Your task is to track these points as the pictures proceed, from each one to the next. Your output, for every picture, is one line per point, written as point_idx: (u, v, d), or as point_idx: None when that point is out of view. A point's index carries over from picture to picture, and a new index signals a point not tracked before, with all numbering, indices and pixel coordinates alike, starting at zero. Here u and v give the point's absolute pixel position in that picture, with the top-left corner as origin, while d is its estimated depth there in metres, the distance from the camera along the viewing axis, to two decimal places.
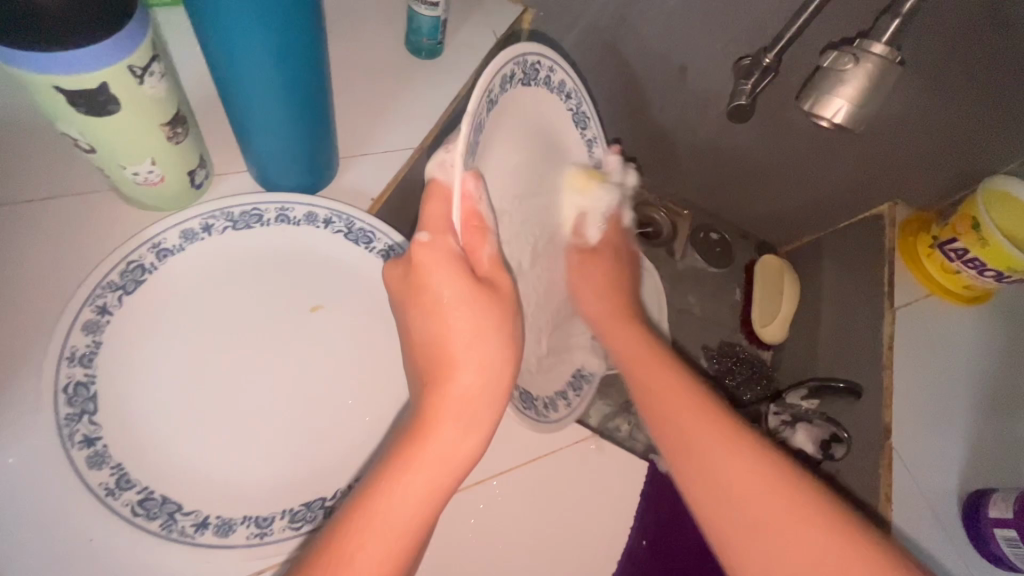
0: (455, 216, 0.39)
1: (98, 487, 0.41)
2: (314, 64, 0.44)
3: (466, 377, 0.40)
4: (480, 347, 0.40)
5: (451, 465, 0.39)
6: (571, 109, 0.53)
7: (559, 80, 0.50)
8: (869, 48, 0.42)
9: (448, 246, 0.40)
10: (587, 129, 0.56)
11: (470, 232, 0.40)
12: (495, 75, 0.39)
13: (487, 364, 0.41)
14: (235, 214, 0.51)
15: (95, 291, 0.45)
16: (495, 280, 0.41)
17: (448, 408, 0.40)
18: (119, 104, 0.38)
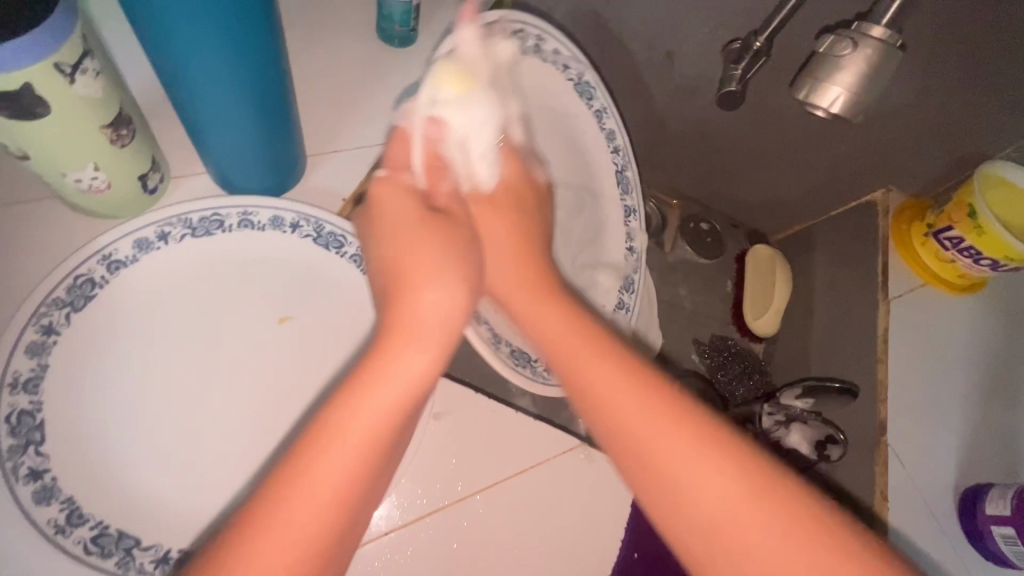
0: (416, 159, 0.43)
1: (47, 525, 0.39)
2: (271, 58, 0.40)
3: (432, 295, 0.40)
4: (441, 274, 0.41)
5: (414, 388, 0.36)
6: (571, 79, 0.55)
7: (553, 48, 0.54)
8: (868, 31, 0.39)
9: (402, 183, 0.42)
10: (594, 98, 0.56)
11: (431, 172, 0.43)
12: (471, 31, 0.44)
13: (450, 288, 0.41)
14: (194, 220, 0.47)
15: (39, 309, 0.42)
16: (449, 208, 0.44)
17: (413, 332, 0.38)
18: (47, 106, 0.34)
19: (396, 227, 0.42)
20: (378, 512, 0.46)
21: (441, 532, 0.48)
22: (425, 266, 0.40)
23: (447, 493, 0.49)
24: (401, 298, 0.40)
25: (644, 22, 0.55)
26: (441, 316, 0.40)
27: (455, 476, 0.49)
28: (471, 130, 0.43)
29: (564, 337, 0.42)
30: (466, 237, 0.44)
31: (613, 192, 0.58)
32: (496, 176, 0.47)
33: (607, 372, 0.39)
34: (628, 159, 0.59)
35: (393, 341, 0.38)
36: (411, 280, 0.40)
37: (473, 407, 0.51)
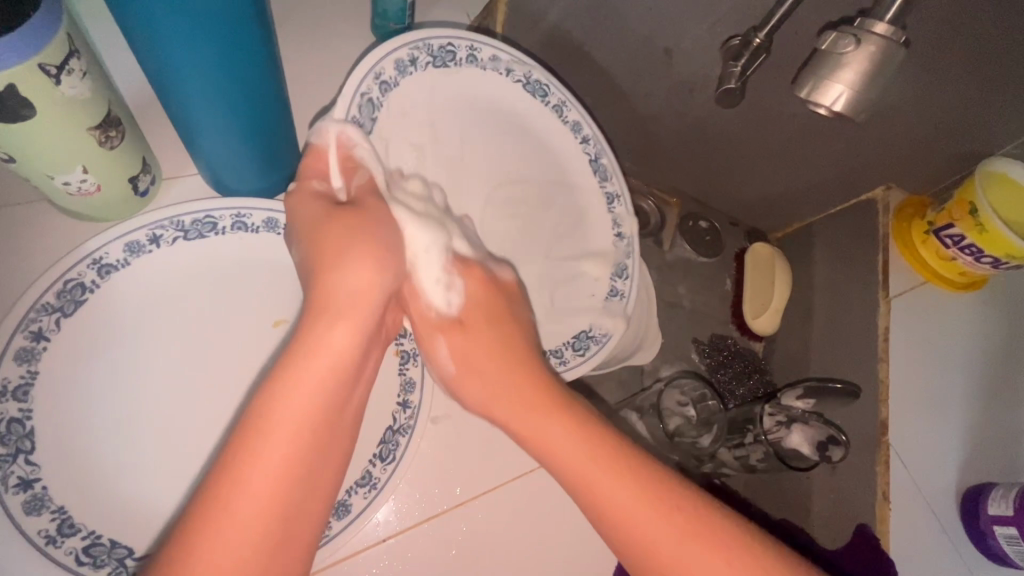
0: (329, 166, 0.44)
1: (38, 536, 0.39)
2: (263, 58, 0.39)
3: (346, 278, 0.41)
4: (350, 254, 0.41)
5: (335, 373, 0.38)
6: (521, 79, 0.54)
7: (490, 56, 0.52)
8: (870, 28, 0.39)
9: (310, 190, 0.43)
10: (549, 95, 0.55)
11: (344, 173, 0.44)
12: (387, 59, 0.46)
13: (363, 264, 0.41)
14: (186, 222, 0.46)
15: (28, 315, 0.41)
16: (362, 199, 0.44)
17: (330, 311, 0.40)
18: (33, 108, 0.33)
19: (305, 223, 0.42)
20: (377, 517, 0.46)
21: (441, 538, 0.47)
22: (332, 250, 0.41)
23: (446, 497, 0.48)
24: (318, 281, 0.41)
25: (640, 20, 0.54)
26: (357, 295, 0.41)
27: (455, 480, 0.49)
28: (427, 254, 0.47)
29: (551, 433, 0.41)
30: (380, 217, 0.44)
31: (589, 184, 0.59)
32: (462, 295, 0.48)
33: (598, 468, 0.39)
34: (602, 147, 0.58)
35: (313, 321, 0.39)
36: (328, 262, 0.41)
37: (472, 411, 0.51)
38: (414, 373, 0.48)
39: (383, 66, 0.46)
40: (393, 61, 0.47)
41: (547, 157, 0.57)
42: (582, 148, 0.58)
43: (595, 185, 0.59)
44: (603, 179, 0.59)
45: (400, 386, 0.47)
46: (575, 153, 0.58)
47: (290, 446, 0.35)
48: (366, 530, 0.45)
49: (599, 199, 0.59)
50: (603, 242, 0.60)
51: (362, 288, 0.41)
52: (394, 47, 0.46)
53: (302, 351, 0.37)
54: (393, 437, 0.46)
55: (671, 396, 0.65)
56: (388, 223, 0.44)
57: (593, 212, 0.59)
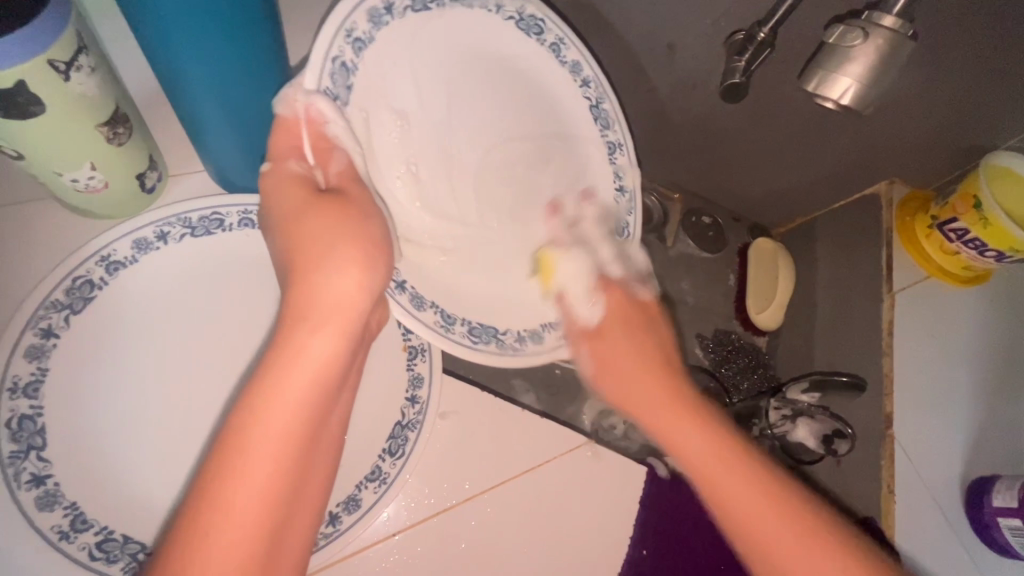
0: (302, 142, 0.41)
1: (51, 531, 0.39)
2: (269, 53, 0.39)
3: (335, 275, 0.39)
4: (336, 253, 0.39)
5: (322, 375, 0.36)
6: (513, 16, 0.46)
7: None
8: (879, 21, 0.39)
9: (288, 171, 0.41)
10: (545, 32, 0.48)
11: (319, 155, 0.41)
12: (358, 11, 0.40)
13: (350, 266, 0.39)
14: (193, 219, 0.46)
15: (38, 312, 0.41)
16: (344, 189, 0.41)
17: (311, 316, 0.38)
18: (43, 104, 0.34)
19: (284, 209, 0.41)
20: (385, 513, 0.46)
21: (450, 532, 0.47)
22: (314, 250, 0.39)
23: (455, 492, 0.48)
24: (300, 284, 0.38)
25: (644, 13, 0.54)
26: (345, 300, 0.39)
27: (463, 476, 0.49)
28: (577, 277, 0.51)
29: (684, 430, 0.44)
30: (368, 210, 0.41)
31: (589, 132, 0.52)
32: (603, 312, 0.51)
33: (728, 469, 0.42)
34: (603, 91, 0.51)
35: (294, 325, 0.37)
36: (310, 263, 0.39)
37: (480, 406, 0.51)
38: (422, 369, 0.47)
39: (355, 20, 0.40)
40: (365, 11, 0.40)
41: (547, 108, 0.50)
42: (583, 93, 0.50)
43: (595, 133, 0.52)
44: (604, 126, 0.52)
45: (408, 381, 0.47)
46: (573, 97, 0.50)
47: (282, 448, 0.34)
48: (374, 526, 0.46)
49: (600, 150, 0.52)
50: (605, 198, 0.53)
51: (349, 292, 0.39)
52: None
53: (279, 356, 0.36)
54: (402, 432, 0.46)
55: None
56: (375, 215, 0.41)
57: (595, 166, 0.53)
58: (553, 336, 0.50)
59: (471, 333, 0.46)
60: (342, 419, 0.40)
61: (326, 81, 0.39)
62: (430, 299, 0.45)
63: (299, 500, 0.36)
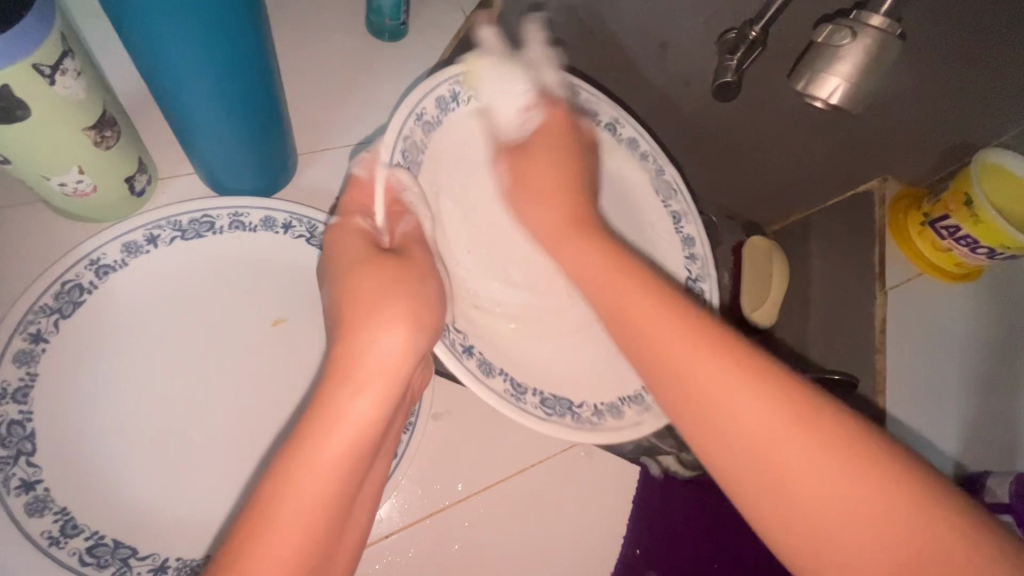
0: (375, 204, 0.45)
1: (41, 537, 0.39)
2: (258, 56, 0.39)
3: (388, 338, 0.39)
4: (383, 310, 0.40)
5: (367, 438, 0.36)
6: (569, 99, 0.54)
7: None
8: (867, 20, 0.39)
9: (356, 227, 0.45)
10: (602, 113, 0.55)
11: (390, 218, 0.46)
12: (428, 99, 0.48)
13: (397, 323, 0.40)
14: (183, 222, 0.46)
15: (27, 316, 0.41)
16: (409, 251, 0.45)
17: (357, 377, 0.37)
18: (27, 108, 0.33)
19: (345, 263, 0.43)
20: (379, 513, 0.46)
21: (442, 533, 0.47)
22: (359, 306, 0.40)
23: (448, 493, 0.48)
24: (348, 339, 0.39)
25: (636, 14, 0.53)
26: (393, 358, 0.39)
27: (455, 476, 0.49)
28: (512, 95, 0.50)
29: (652, 313, 0.38)
30: (426, 272, 0.44)
31: (655, 209, 0.58)
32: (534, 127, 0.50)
33: (709, 352, 0.36)
34: (662, 161, 0.58)
35: (338, 386, 0.37)
36: (361, 318, 0.40)
37: (473, 406, 0.51)
38: None
39: (425, 105, 0.48)
40: (435, 100, 0.49)
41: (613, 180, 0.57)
42: (642, 164, 0.58)
43: (659, 203, 0.58)
44: (667, 197, 0.58)
45: None
46: (631, 167, 0.57)
47: (318, 497, 0.34)
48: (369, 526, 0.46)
49: (665, 221, 0.58)
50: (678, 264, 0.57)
51: (395, 349, 0.39)
52: (435, 88, 0.48)
53: (322, 420, 0.35)
54: None
55: None
56: (429, 279, 0.44)
57: (661, 238, 0.57)
58: (633, 410, 0.51)
59: (543, 403, 0.48)
60: (383, 456, 0.42)
61: (404, 142, 0.46)
62: (499, 367, 0.47)
63: (337, 549, 0.36)
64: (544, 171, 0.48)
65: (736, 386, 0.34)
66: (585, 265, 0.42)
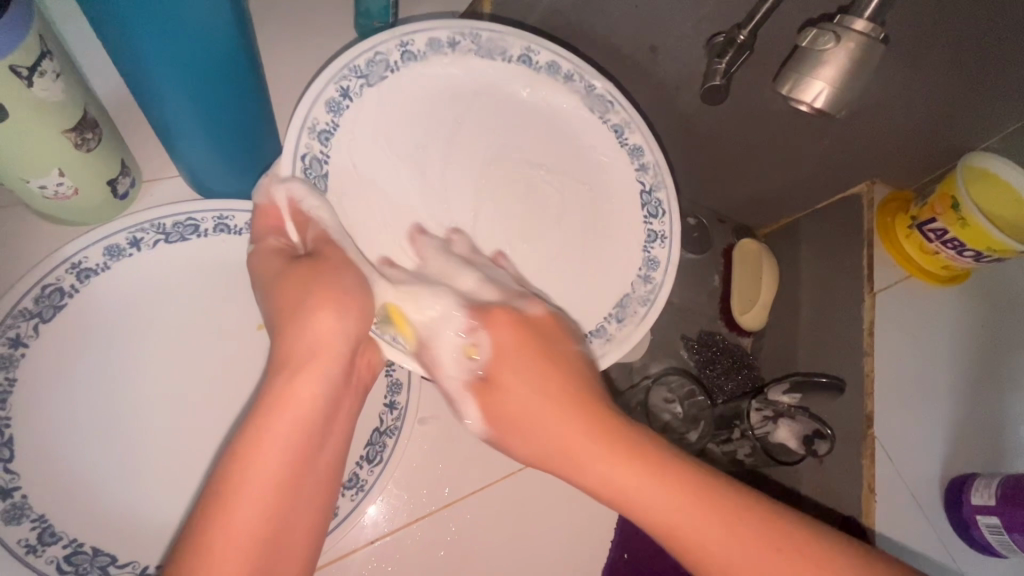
0: (285, 221, 0.45)
1: (17, 545, 0.38)
2: (241, 58, 0.39)
3: (317, 326, 0.42)
4: (311, 301, 0.42)
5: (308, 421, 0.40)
6: (471, 47, 0.47)
7: (427, 41, 0.46)
8: (850, 25, 0.39)
9: (278, 243, 0.45)
10: (508, 49, 0.48)
11: (297, 226, 0.44)
12: (316, 105, 0.43)
13: (322, 311, 0.42)
14: (167, 225, 0.46)
15: (5, 321, 0.40)
16: (325, 251, 0.44)
17: (290, 364, 0.41)
18: (4, 109, 0.33)
19: (267, 279, 0.44)
20: (365, 519, 0.46)
21: (429, 538, 0.47)
22: (289, 307, 0.42)
23: (435, 497, 0.48)
24: (284, 336, 0.42)
25: (625, 17, 0.53)
26: (320, 340, 0.42)
27: (442, 480, 0.49)
28: (438, 321, 0.47)
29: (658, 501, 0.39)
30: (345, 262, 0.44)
31: (600, 137, 0.51)
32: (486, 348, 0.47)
33: (720, 527, 0.37)
34: (589, 75, 0.49)
35: (280, 376, 0.40)
36: (290, 314, 0.42)
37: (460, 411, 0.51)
38: (401, 374, 0.47)
39: (316, 115, 0.43)
40: (324, 105, 0.43)
41: (545, 121, 0.50)
42: (568, 87, 0.50)
43: (597, 122, 0.51)
44: (604, 111, 0.51)
45: (387, 387, 0.47)
46: (562, 96, 0.50)
47: (270, 472, 0.37)
48: (354, 532, 0.45)
49: (606, 137, 0.52)
50: (630, 187, 0.52)
51: (324, 331, 0.42)
52: (316, 91, 0.42)
53: (270, 405, 0.39)
54: (380, 438, 0.46)
55: (658, 394, 0.67)
56: (349, 269, 0.44)
57: (607, 163, 0.52)
58: (596, 344, 0.51)
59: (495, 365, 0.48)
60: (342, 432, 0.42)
61: (301, 155, 0.43)
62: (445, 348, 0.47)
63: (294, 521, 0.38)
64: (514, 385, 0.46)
65: (692, 512, 0.38)
66: (587, 466, 0.41)
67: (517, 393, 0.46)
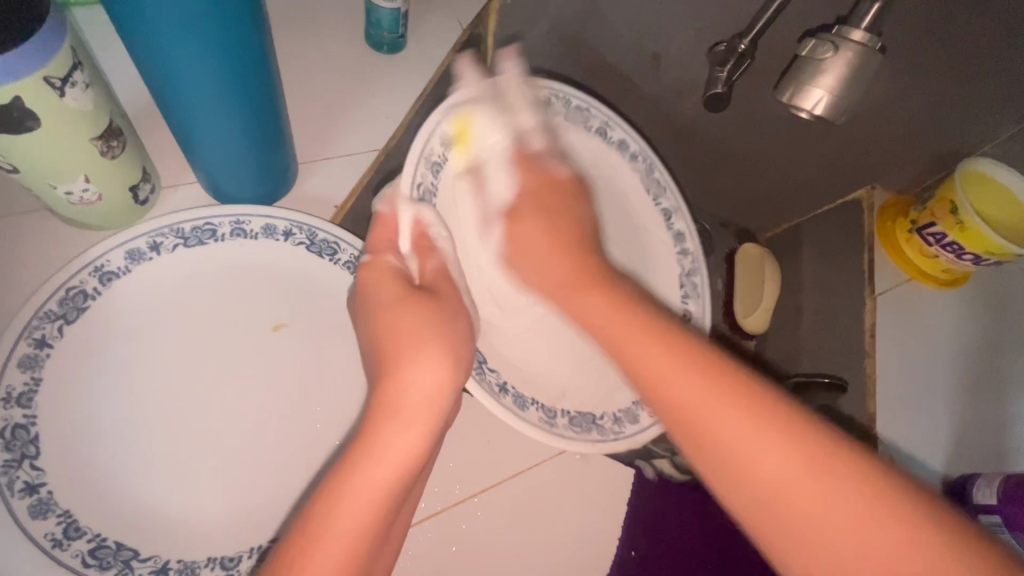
0: (401, 237, 0.45)
1: (44, 539, 0.40)
2: (261, 69, 0.40)
3: (426, 375, 0.41)
4: (424, 346, 0.42)
5: (406, 465, 0.37)
6: (569, 103, 0.51)
7: (536, 86, 0.48)
8: (848, 35, 0.40)
9: (386, 264, 0.46)
10: (592, 118, 0.53)
11: (418, 251, 0.46)
12: (432, 138, 0.44)
13: (435, 359, 0.41)
14: (186, 230, 0.47)
15: (32, 322, 0.42)
16: (434, 288, 0.46)
17: (403, 410, 0.39)
18: (37, 118, 0.34)
19: (379, 304, 0.45)
20: None
21: (439, 536, 0.48)
22: (406, 344, 0.42)
23: (445, 495, 0.49)
24: (391, 374, 0.41)
25: (628, 28, 0.55)
26: (432, 390, 0.41)
27: (452, 478, 0.50)
28: (490, 153, 0.48)
29: (787, 464, 0.33)
30: (456, 308, 0.45)
31: (644, 204, 0.57)
32: (516, 185, 0.48)
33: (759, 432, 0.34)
34: (652, 160, 0.56)
35: (384, 419, 0.39)
36: (403, 358, 0.42)
37: (470, 411, 0.52)
38: None
39: (431, 145, 0.44)
40: (439, 135, 0.44)
41: (614, 200, 0.56)
42: (632, 166, 0.56)
43: (649, 203, 0.57)
44: (657, 195, 0.57)
45: None
46: (623, 171, 0.56)
47: (369, 503, 0.35)
48: None
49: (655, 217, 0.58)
50: (671, 265, 0.58)
51: (434, 382, 0.41)
52: (438, 123, 0.44)
53: (364, 442, 0.37)
54: None
55: None
56: (461, 318, 0.45)
57: (653, 239, 0.58)
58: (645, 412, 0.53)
59: (572, 423, 0.50)
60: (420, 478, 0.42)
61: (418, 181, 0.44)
62: (531, 398, 0.49)
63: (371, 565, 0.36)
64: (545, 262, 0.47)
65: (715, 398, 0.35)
66: (618, 336, 0.40)
67: (647, 359, 0.38)
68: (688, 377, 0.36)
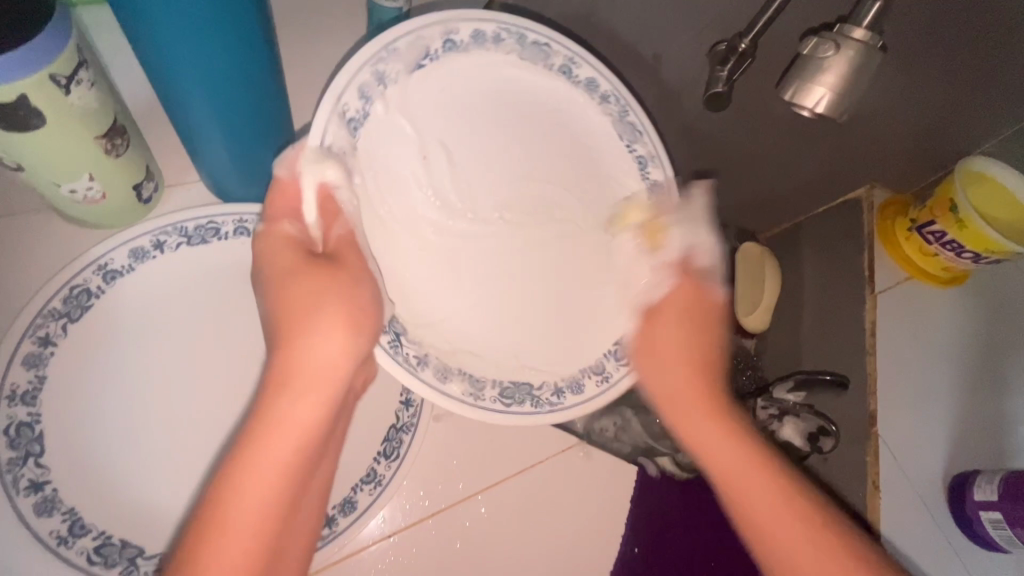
0: (305, 204, 0.42)
1: (49, 536, 0.40)
2: (264, 67, 0.40)
3: (326, 343, 0.40)
4: (321, 316, 0.40)
5: (305, 443, 0.37)
6: (515, 43, 0.45)
7: (472, 31, 0.44)
8: (850, 33, 0.40)
9: (284, 233, 0.43)
10: (551, 56, 0.46)
11: (323, 216, 0.43)
12: (348, 89, 0.41)
13: (334, 330, 0.40)
14: (189, 228, 0.47)
15: (35, 320, 0.42)
16: (342, 257, 0.43)
17: (298, 380, 0.39)
18: (43, 117, 0.34)
19: (278, 270, 0.42)
20: (381, 515, 0.47)
21: (444, 533, 0.48)
22: (299, 312, 0.41)
23: (449, 493, 0.49)
24: (288, 347, 0.40)
25: (628, 28, 0.55)
26: (328, 362, 0.40)
27: (456, 476, 0.50)
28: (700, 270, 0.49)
29: (778, 515, 0.39)
30: (358, 274, 0.42)
31: (615, 150, 0.49)
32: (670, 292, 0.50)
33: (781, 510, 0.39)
34: (626, 100, 0.48)
35: (274, 394, 0.38)
36: (296, 330, 0.40)
37: None
38: None
39: (346, 99, 0.41)
40: (356, 87, 0.41)
41: (571, 143, 0.49)
42: (602, 109, 0.48)
43: (623, 150, 0.49)
44: (631, 140, 0.49)
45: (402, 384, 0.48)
46: (593, 116, 0.49)
47: (267, 497, 0.35)
48: (366, 530, 0.46)
49: (629, 167, 0.50)
50: (644, 219, 0.50)
51: (333, 352, 0.40)
52: (350, 76, 0.40)
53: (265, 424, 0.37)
54: (396, 434, 0.47)
55: None
56: (365, 280, 0.42)
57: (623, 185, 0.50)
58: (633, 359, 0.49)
59: (503, 393, 0.46)
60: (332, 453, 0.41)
61: (331, 144, 0.41)
62: (455, 367, 0.45)
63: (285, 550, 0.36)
64: (673, 342, 0.49)
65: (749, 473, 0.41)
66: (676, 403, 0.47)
67: (697, 425, 0.45)
68: (736, 454, 0.42)
